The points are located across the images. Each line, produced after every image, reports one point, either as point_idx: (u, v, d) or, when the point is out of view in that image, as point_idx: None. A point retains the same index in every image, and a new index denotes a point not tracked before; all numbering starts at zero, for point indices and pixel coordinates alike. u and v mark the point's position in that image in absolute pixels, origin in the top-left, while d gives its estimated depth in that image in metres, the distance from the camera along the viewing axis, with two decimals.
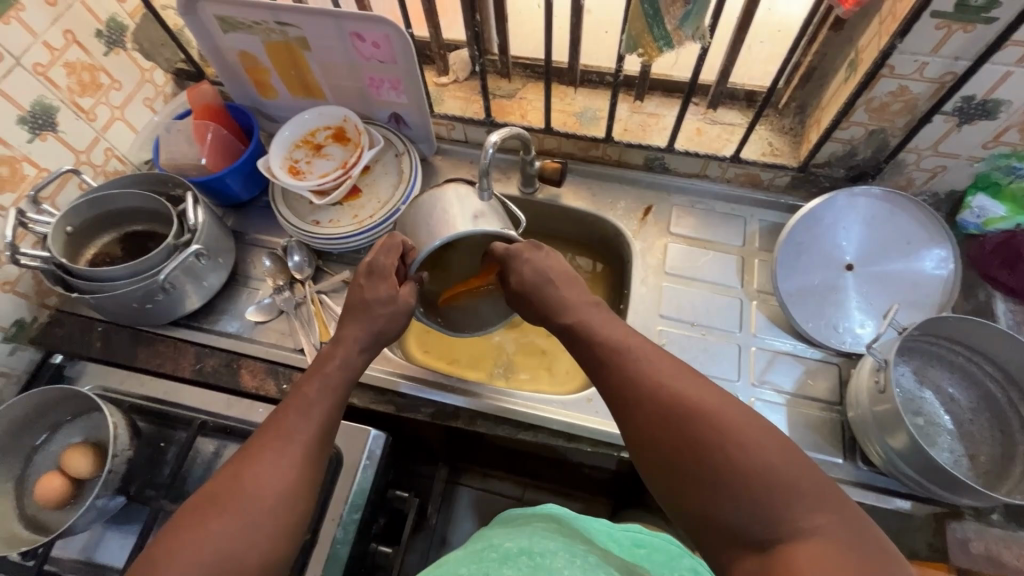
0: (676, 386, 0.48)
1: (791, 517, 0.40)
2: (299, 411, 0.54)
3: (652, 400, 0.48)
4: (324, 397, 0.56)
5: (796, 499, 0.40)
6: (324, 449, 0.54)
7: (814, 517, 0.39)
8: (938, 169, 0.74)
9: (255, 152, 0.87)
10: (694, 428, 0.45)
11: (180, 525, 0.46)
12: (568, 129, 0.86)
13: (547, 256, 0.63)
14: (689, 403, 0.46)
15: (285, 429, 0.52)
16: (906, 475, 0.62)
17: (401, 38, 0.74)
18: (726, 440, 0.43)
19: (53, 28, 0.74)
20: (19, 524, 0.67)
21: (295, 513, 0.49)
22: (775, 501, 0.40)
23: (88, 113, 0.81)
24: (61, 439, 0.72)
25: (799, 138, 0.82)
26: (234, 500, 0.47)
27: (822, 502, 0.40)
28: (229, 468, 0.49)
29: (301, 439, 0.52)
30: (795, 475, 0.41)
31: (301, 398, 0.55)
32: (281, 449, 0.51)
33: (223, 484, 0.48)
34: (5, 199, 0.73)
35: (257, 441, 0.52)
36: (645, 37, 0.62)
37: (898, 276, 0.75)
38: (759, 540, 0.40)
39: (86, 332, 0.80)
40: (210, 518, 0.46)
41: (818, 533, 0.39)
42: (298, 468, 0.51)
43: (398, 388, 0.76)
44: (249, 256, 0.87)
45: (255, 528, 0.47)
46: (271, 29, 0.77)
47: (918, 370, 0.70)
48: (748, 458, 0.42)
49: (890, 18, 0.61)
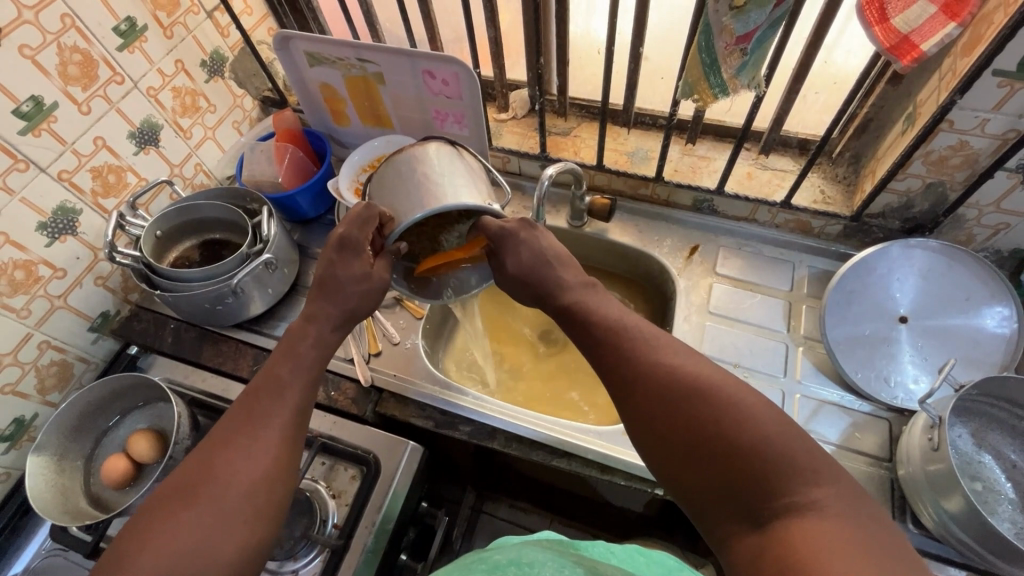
0: (676, 362, 0.48)
1: (788, 492, 0.39)
2: (271, 395, 0.52)
3: (653, 377, 0.48)
4: (298, 381, 0.54)
5: (792, 473, 0.40)
6: (299, 431, 0.52)
7: (813, 490, 0.39)
8: (1001, 226, 0.72)
9: (326, 174, 0.94)
10: (692, 403, 0.45)
11: (153, 517, 0.44)
12: (619, 167, 0.89)
13: (542, 237, 0.63)
14: (689, 380, 0.46)
15: (259, 413, 0.51)
16: (961, 542, 0.59)
17: (469, 76, 0.80)
18: (726, 415, 0.43)
19: (167, 57, 0.84)
20: (83, 500, 0.73)
21: (272, 501, 0.48)
22: (770, 475, 0.40)
23: (185, 132, 0.90)
24: (129, 424, 0.78)
25: (852, 187, 0.82)
26: (207, 485, 0.46)
27: (822, 477, 0.40)
28: (203, 455, 0.48)
29: (274, 422, 0.51)
30: (794, 449, 0.41)
31: (275, 382, 0.53)
32: (255, 435, 0.49)
33: (192, 472, 0.47)
34: (109, 203, 0.82)
35: (225, 429, 0.50)
36: (702, 84, 0.64)
37: (956, 332, 0.72)
38: (757, 515, 0.40)
39: (160, 328, 0.87)
40: (184, 508, 0.45)
41: (816, 507, 0.38)
42: (276, 452, 0.49)
43: (406, 393, 0.80)
44: (310, 268, 0.93)
45: (235, 514, 0.45)
46: (352, 65, 0.85)
47: (977, 433, 0.66)
48: (743, 432, 0.41)
49: (951, 74, 0.62)
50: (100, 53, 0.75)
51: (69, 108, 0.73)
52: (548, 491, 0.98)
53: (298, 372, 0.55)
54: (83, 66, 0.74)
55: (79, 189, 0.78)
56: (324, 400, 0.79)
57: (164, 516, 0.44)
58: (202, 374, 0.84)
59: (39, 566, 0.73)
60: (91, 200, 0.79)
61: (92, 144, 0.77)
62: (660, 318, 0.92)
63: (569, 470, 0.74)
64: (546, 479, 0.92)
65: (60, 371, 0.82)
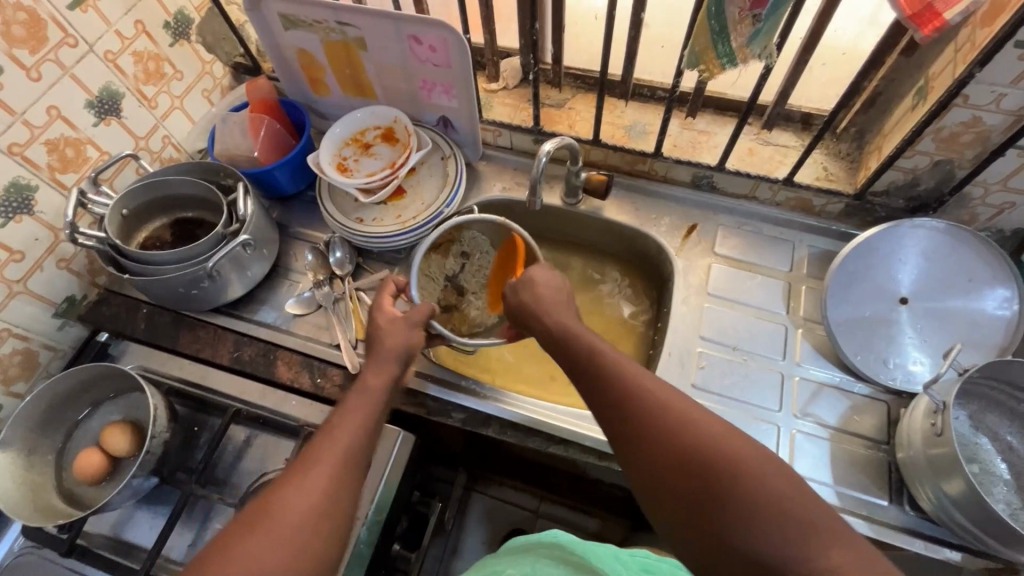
0: (683, 419, 0.47)
1: (815, 554, 0.39)
2: (327, 437, 0.54)
3: (662, 434, 0.46)
4: (346, 421, 0.56)
5: (814, 535, 0.39)
6: (351, 474, 0.53)
7: (835, 551, 0.38)
8: (1006, 205, 0.70)
9: (305, 148, 0.88)
10: (706, 462, 0.43)
11: (214, 549, 0.46)
12: (616, 143, 0.85)
13: (539, 279, 0.65)
14: (700, 430, 0.46)
15: (311, 452, 0.53)
16: (959, 525, 0.59)
17: (459, 42, 0.74)
18: (741, 476, 0.42)
19: (125, 18, 0.77)
20: (55, 495, 0.69)
21: (320, 544, 0.48)
22: (794, 538, 0.39)
23: (150, 101, 0.83)
24: (101, 416, 0.74)
25: (856, 164, 0.79)
26: (265, 523, 0.47)
27: (842, 537, 0.39)
28: (262, 496, 0.49)
29: (327, 465, 0.51)
30: (809, 508, 0.40)
31: (327, 424, 0.56)
32: (308, 476, 0.50)
33: (253, 509, 0.48)
34: (68, 179, 0.76)
35: (286, 471, 0.51)
36: (709, 53, 0.61)
37: (957, 313, 0.72)
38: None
39: (132, 313, 0.82)
40: (241, 542, 0.46)
41: (842, 571, 0.38)
42: (327, 494, 0.50)
43: (424, 390, 0.76)
44: (292, 249, 0.88)
45: (286, 555, 0.46)
46: (331, 28, 0.79)
47: (974, 416, 0.66)
48: (761, 492, 0.41)
49: (968, 46, 0.59)
50: (48, 12, 0.68)
51: (17, 74, 0.66)
52: (539, 470, 0.97)
53: (349, 411, 0.57)
54: (30, 26, 0.66)
55: (34, 164, 0.71)
56: (310, 387, 0.76)
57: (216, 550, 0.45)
58: (180, 362, 0.80)
59: (11, 565, 0.69)
60: (48, 175, 0.73)
61: (46, 114, 0.71)
62: (657, 298, 0.89)
63: (567, 456, 0.72)
64: (538, 461, 0.91)
65: (25, 360, 0.77)
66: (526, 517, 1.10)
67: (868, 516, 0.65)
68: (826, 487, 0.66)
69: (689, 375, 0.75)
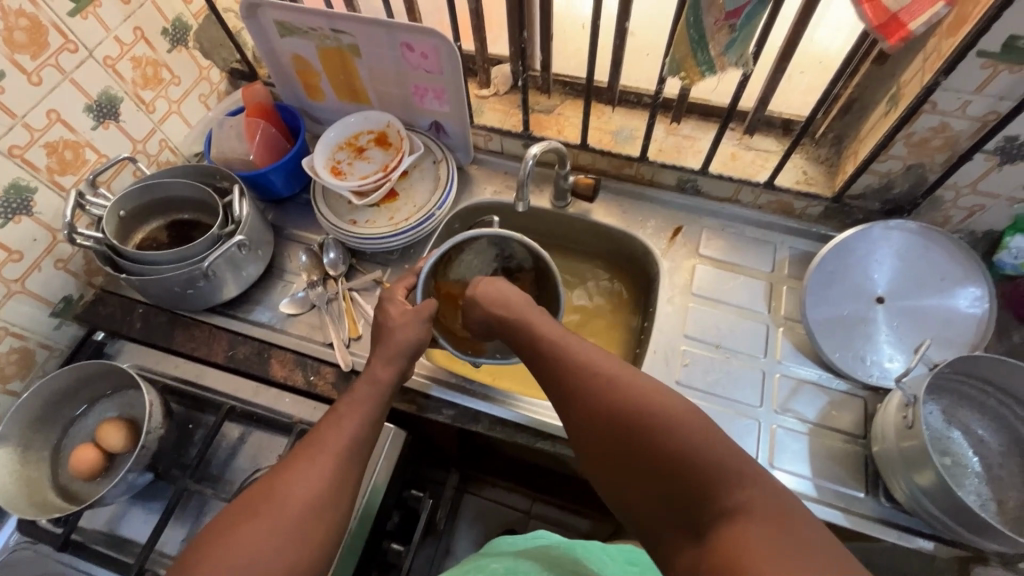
0: (619, 382, 0.50)
1: (719, 497, 0.40)
2: (331, 424, 0.58)
3: (599, 399, 0.49)
4: (352, 414, 0.59)
5: (722, 480, 0.40)
6: (351, 461, 0.56)
7: (742, 494, 0.40)
8: (976, 208, 0.73)
9: (300, 151, 0.90)
10: (638, 420, 0.46)
11: (219, 525, 0.49)
12: (603, 147, 0.88)
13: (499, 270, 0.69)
14: (623, 394, 0.48)
15: (320, 440, 0.56)
16: (931, 514, 0.61)
17: (449, 49, 0.77)
18: (661, 432, 0.44)
19: (124, 25, 0.78)
20: (51, 491, 0.70)
21: (322, 525, 0.51)
22: (703, 484, 0.41)
23: (148, 105, 0.85)
24: (97, 413, 0.75)
25: (834, 168, 0.82)
26: (267, 503, 0.50)
27: (749, 482, 0.40)
28: (266, 478, 0.53)
29: (329, 450, 0.55)
30: (718, 454, 0.42)
31: (334, 415, 0.59)
32: (312, 459, 0.54)
33: (256, 491, 0.52)
34: (67, 180, 0.78)
35: (289, 457, 0.55)
36: (689, 61, 0.63)
37: (929, 312, 0.74)
38: (695, 526, 0.40)
39: (128, 312, 0.83)
40: (244, 521, 0.49)
41: (742, 510, 0.38)
42: (330, 480, 0.53)
43: (428, 391, 0.77)
44: (286, 250, 0.90)
45: (289, 532, 0.49)
46: (326, 35, 0.81)
47: (947, 410, 0.68)
48: (676, 442, 0.43)
49: (935, 55, 0.62)
50: (49, 18, 0.70)
51: (18, 78, 0.68)
52: (530, 471, 0.99)
53: (352, 403, 0.60)
54: (31, 32, 0.68)
55: (33, 166, 0.73)
56: (304, 385, 0.77)
57: (230, 526, 0.49)
58: (175, 360, 0.81)
59: (6, 560, 0.70)
60: (46, 177, 0.75)
61: (45, 118, 0.72)
62: (644, 300, 0.91)
63: (554, 452, 0.74)
64: (527, 460, 0.92)
65: (21, 359, 0.78)
66: (518, 518, 1.12)
67: (844, 508, 0.67)
68: (805, 480, 0.68)
69: (673, 372, 0.77)
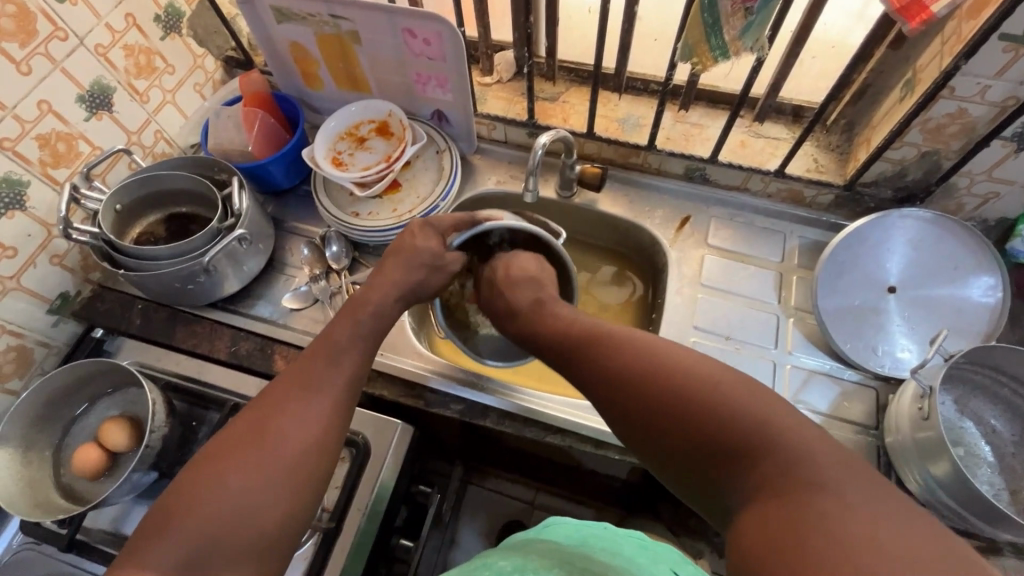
0: (657, 356, 0.48)
1: (780, 465, 0.38)
2: (326, 359, 0.56)
3: (634, 372, 0.48)
4: (348, 358, 0.57)
5: (777, 449, 0.39)
6: (348, 401, 0.55)
7: (799, 460, 0.38)
8: (991, 195, 0.72)
9: (299, 142, 0.87)
10: (682, 388, 0.44)
11: (210, 461, 0.47)
12: (610, 135, 0.86)
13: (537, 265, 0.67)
14: (662, 367, 0.46)
15: (311, 376, 0.54)
16: (946, 506, 0.60)
17: (453, 35, 0.74)
18: (707, 402, 0.42)
19: (116, 11, 0.76)
20: (55, 492, 0.69)
21: (320, 460, 0.50)
22: (759, 454, 0.39)
23: (142, 95, 0.83)
24: (99, 411, 0.74)
25: (845, 156, 0.81)
26: (262, 439, 0.49)
27: (805, 449, 0.38)
28: (259, 410, 0.51)
29: (327, 386, 0.54)
30: (774, 422, 0.40)
31: (325, 348, 0.57)
32: (305, 395, 0.53)
33: (249, 426, 0.50)
34: (60, 174, 0.75)
35: (281, 388, 0.53)
36: (702, 46, 0.61)
37: (941, 301, 0.73)
38: (752, 494, 0.38)
39: (127, 309, 0.81)
40: (240, 456, 0.47)
41: (803, 479, 0.37)
42: (326, 415, 0.52)
43: (439, 387, 0.76)
44: (288, 243, 0.88)
45: (283, 469, 0.48)
46: (324, 22, 0.78)
47: (960, 400, 0.68)
48: (725, 412, 0.41)
49: (954, 38, 0.60)
50: (37, 5, 0.67)
51: (7, 67, 0.66)
52: (535, 462, 0.98)
53: (353, 340, 0.59)
54: (19, 19, 0.66)
55: (25, 159, 0.71)
56: None
57: (220, 463, 0.47)
58: (177, 357, 0.80)
59: (11, 561, 0.69)
60: (40, 170, 0.72)
61: (37, 109, 0.70)
62: (651, 291, 0.90)
63: (564, 446, 0.73)
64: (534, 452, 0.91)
65: (18, 358, 0.77)
66: (522, 509, 1.12)
67: None
68: None
69: None
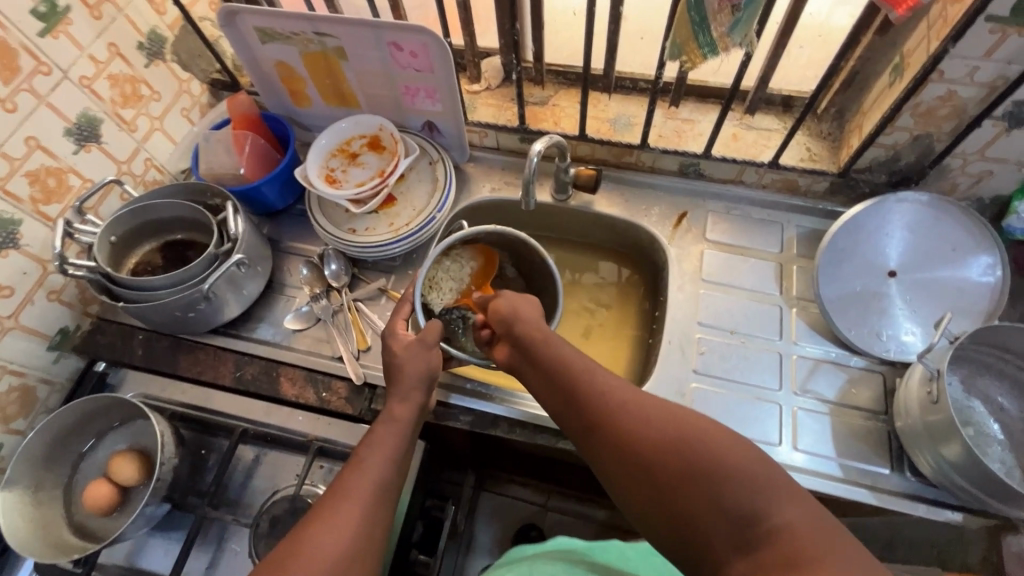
0: (639, 405, 0.50)
1: (766, 513, 0.40)
2: (354, 471, 0.55)
3: (621, 419, 0.49)
4: (374, 454, 0.57)
5: (762, 493, 0.41)
6: (378, 511, 0.53)
7: (783, 508, 0.40)
8: (985, 174, 0.72)
9: (291, 161, 0.87)
10: (670, 434, 0.46)
11: None
12: (602, 136, 0.86)
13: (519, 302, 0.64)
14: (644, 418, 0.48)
15: (345, 489, 0.53)
16: (960, 487, 0.61)
17: (439, 46, 0.74)
18: (693, 450, 0.44)
19: (98, 42, 0.75)
20: (67, 530, 0.68)
21: None
22: (743, 499, 0.41)
23: (129, 124, 0.82)
24: (106, 446, 0.73)
25: (838, 143, 0.81)
26: (294, 561, 0.47)
27: (788, 497, 0.41)
28: (291, 533, 0.50)
29: (357, 499, 0.53)
30: (754, 468, 0.42)
31: (355, 459, 0.57)
32: (337, 510, 0.51)
33: (282, 550, 0.48)
34: (52, 210, 0.75)
35: (319, 505, 0.52)
36: (690, 44, 0.61)
37: (941, 283, 0.74)
38: (739, 539, 0.40)
39: (127, 340, 0.81)
40: None
41: (788, 527, 0.39)
42: (358, 530, 0.51)
43: (449, 399, 0.76)
44: (285, 263, 0.87)
45: None
46: (309, 40, 0.78)
47: (966, 380, 0.68)
48: (712, 457, 0.43)
49: (940, 22, 0.60)
50: (19, 41, 0.66)
51: None
52: (544, 465, 0.98)
53: (373, 446, 0.58)
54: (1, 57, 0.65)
55: (16, 198, 0.70)
56: (316, 403, 0.75)
57: None
58: (182, 386, 0.79)
59: None
60: (31, 208, 0.72)
61: (25, 145, 0.69)
62: (652, 289, 0.90)
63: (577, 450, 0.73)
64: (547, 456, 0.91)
65: (21, 397, 0.76)
66: (534, 512, 1.12)
67: (871, 486, 0.67)
68: (828, 461, 0.68)
69: (689, 361, 0.76)
